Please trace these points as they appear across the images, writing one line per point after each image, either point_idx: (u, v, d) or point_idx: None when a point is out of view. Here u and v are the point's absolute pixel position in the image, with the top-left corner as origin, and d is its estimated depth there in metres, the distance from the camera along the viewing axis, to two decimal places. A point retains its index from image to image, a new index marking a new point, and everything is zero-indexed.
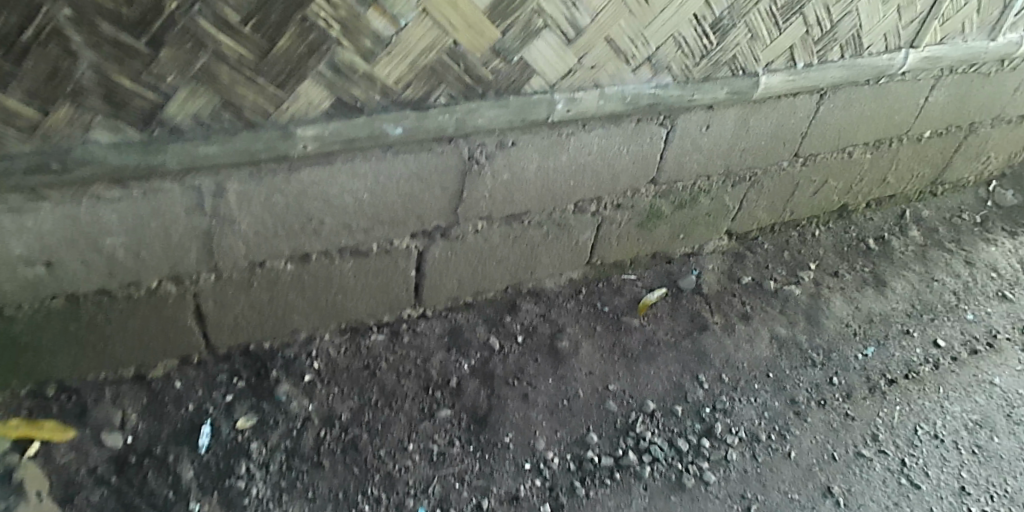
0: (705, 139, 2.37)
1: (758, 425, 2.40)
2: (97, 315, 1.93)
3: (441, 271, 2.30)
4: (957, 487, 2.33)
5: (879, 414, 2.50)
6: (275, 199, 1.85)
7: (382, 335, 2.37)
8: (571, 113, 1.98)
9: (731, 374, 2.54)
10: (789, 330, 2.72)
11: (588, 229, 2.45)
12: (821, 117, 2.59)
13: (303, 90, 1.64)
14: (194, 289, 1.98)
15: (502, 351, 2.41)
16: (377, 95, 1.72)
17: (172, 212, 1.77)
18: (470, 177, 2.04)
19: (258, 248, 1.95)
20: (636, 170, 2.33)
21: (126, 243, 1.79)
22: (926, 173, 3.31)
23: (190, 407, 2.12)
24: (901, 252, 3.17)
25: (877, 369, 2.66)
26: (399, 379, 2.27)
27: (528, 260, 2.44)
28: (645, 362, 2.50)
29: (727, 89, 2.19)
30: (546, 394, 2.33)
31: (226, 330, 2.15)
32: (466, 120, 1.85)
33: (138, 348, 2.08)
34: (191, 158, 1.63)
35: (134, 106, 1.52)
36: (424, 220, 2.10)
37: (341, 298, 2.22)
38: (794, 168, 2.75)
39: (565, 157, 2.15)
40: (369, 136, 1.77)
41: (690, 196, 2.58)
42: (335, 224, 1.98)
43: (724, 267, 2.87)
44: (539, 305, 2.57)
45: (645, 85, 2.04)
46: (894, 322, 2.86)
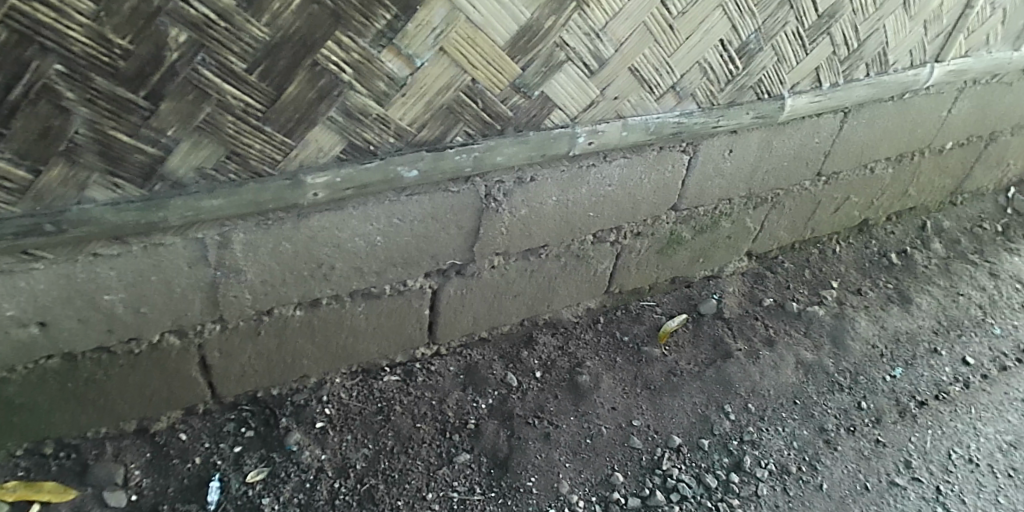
0: (728, 164, 2.29)
1: (787, 456, 2.26)
2: (97, 372, 1.82)
3: (456, 308, 2.21)
4: None
5: (911, 439, 2.36)
6: (283, 247, 1.74)
7: (395, 376, 2.27)
8: (592, 145, 1.89)
9: (757, 402, 2.41)
10: (814, 354, 2.61)
11: (607, 259, 2.36)
12: (845, 135, 2.52)
13: (312, 136, 1.53)
14: (198, 340, 1.88)
15: (520, 389, 2.31)
16: (391, 137, 1.62)
17: (175, 266, 1.66)
18: (487, 215, 1.94)
19: (265, 297, 1.84)
20: (657, 198, 2.24)
21: (126, 299, 1.68)
22: (946, 183, 3.24)
23: (197, 460, 2.02)
24: (923, 266, 3.08)
25: (906, 391, 2.53)
26: (414, 422, 2.17)
27: (545, 293, 2.36)
28: (669, 394, 2.39)
29: (753, 113, 2.13)
30: (568, 433, 2.21)
31: (233, 379, 2.05)
32: (484, 158, 1.75)
33: (141, 401, 1.97)
34: (195, 212, 1.51)
35: (132, 162, 1.41)
36: (439, 260, 2.00)
37: (353, 340, 2.12)
38: (815, 187, 2.68)
39: (585, 189, 2.05)
40: (382, 181, 1.66)
41: (711, 220, 2.49)
42: (346, 268, 1.87)
43: (743, 289, 2.80)
44: (556, 338, 2.48)
45: (669, 113, 1.96)
46: (921, 341, 2.74)
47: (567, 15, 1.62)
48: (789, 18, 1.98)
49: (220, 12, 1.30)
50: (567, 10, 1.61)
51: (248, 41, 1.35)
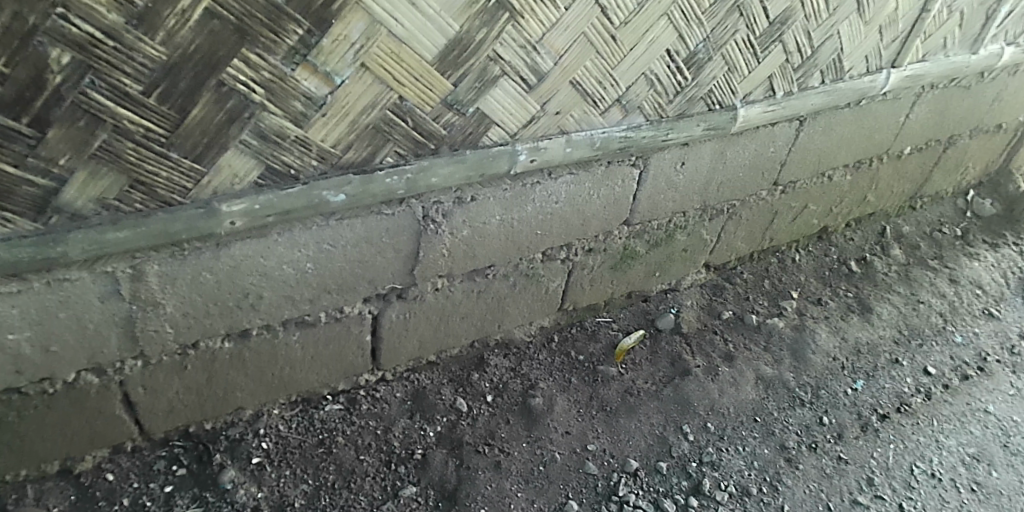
0: (680, 177, 2.22)
1: (748, 477, 2.19)
2: (8, 414, 1.66)
3: (399, 333, 2.10)
4: None
5: (873, 455, 2.31)
6: (202, 277, 1.62)
7: (337, 404, 2.16)
8: (535, 163, 1.80)
9: (716, 421, 2.34)
10: (774, 369, 2.55)
11: (559, 276, 2.28)
12: (800, 144, 2.47)
13: (224, 161, 1.42)
14: (119, 377, 1.74)
15: (470, 414, 2.21)
16: (314, 160, 1.52)
17: (83, 301, 1.53)
18: (426, 237, 1.84)
19: (188, 330, 1.72)
20: (608, 214, 2.16)
21: (33, 338, 1.53)
22: (904, 189, 3.22)
23: (125, 502, 1.86)
24: (884, 274, 3.05)
25: (868, 404, 2.48)
26: (358, 455, 2.05)
27: (495, 313, 2.26)
28: (625, 415, 2.31)
29: (704, 124, 2.06)
30: (521, 461, 2.12)
31: (160, 416, 1.91)
32: (417, 180, 1.65)
33: (61, 442, 1.81)
34: (98, 245, 1.39)
35: (21, 194, 1.29)
36: (376, 284, 1.89)
37: (289, 370, 2.00)
38: (772, 197, 2.63)
39: (530, 207, 1.96)
40: (306, 206, 1.55)
41: (666, 234, 2.43)
42: (275, 297, 1.76)
43: (702, 302, 2.75)
44: (508, 359, 2.39)
45: (616, 127, 1.89)
46: (882, 351, 2.70)
47: (499, 27, 1.52)
48: (739, 26, 1.91)
49: (107, 31, 1.18)
50: (499, 22, 1.51)
51: (143, 61, 1.24)
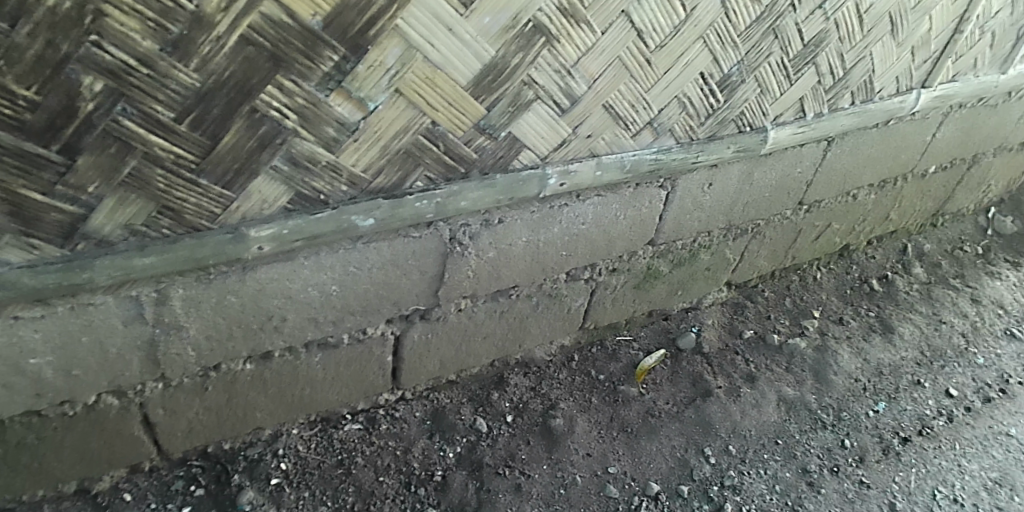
0: (707, 198, 2.19)
1: (769, 501, 2.15)
2: (27, 435, 1.63)
3: (421, 353, 2.07)
4: None
5: (896, 479, 2.27)
6: (228, 301, 1.59)
7: (357, 424, 2.13)
8: (564, 186, 1.77)
9: (738, 443, 2.30)
10: (796, 390, 2.51)
11: (582, 296, 2.25)
12: (827, 164, 2.44)
13: (254, 187, 1.39)
14: (140, 399, 1.71)
15: (491, 435, 2.18)
16: (343, 185, 1.49)
17: (107, 325, 1.50)
18: (452, 259, 1.81)
19: (210, 353, 1.68)
20: (634, 235, 2.13)
21: (54, 362, 1.50)
22: (926, 207, 3.19)
23: None
24: (905, 292, 3.02)
25: (890, 427, 2.45)
26: (377, 476, 2.02)
27: (517, 333, 2.24)
28: (647, 437, 2.28)
29: (734, 147, 2.03)
30: (542, 483, 2.08)
31: (179, 437, 1.88)
32: (447, 204, 1.62)
33: (79, 462, 1.78)
34: (125, 271, 1.36)
35: (48, 221, 1.26)
36: (401, 306, 1.87)
37: (310, 391, 1.98)
38: (796, 216, 2.61)
39: (557, 229, 1.93)
40: (335, 231, 1.52)
41: (690, 253, 2.41)
42: (300, 319, 1.73)
43: (723, 320, 2.72)
44: (528, 378, 2.36)
45: (646, 150, 1.86)
46: (904, 372, 2.66)
47: (535, 51, 1.49)
48: (773, 49, 1.88)
49: (141, 58, 1.15)
50: (535, 46, 1.48)
51: (175, 88, 1.21)
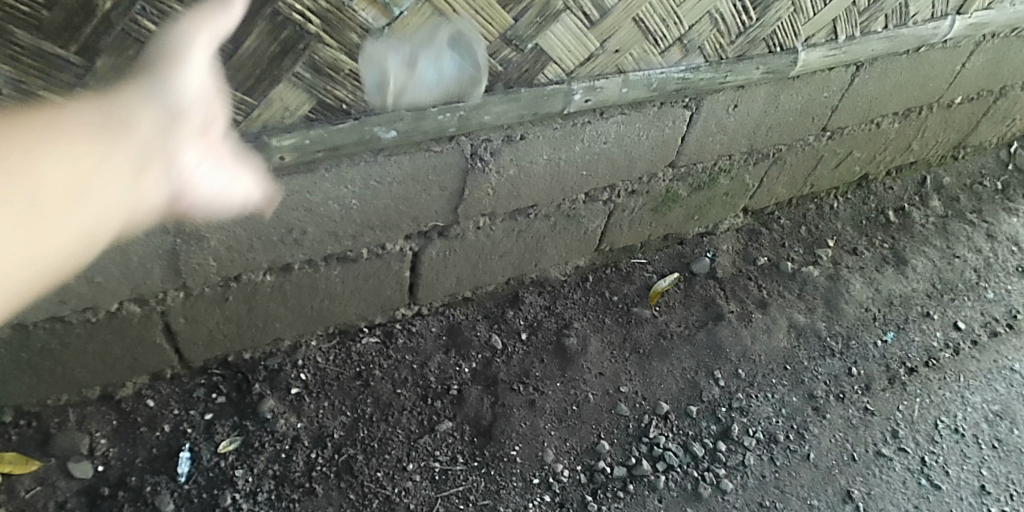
0: (731, 120, 2.14)
1: (775, 424, 2.20)
2: (52, 341, 1.67)
3: (438, 270, 2.08)
4: (977, 485, 2.17)
5: (899, 408, 2.31)
6: (248, 212, 1.57)
7: (374, 337, 2.17)
8: (589, 103, 1.73)
9: (748, 368, 2.34)
10: (807, 317, 2.53)
11: (599, 217, 2.24)
12: (854, 90, 2.37)
13: (275, 94, 1.36)
14: (161, 307, 1.73)
15: (505, 352, 2.22)
16: (366, 95, 1.46)
17: (128, 234, 1.49)
18: (473, 175, 1.79)
19: (231, 264, 1.69)
20: (655, 156, 2.09)
21: (77, 270, 1.51)
22: (949, 138, 3.12)
23: (167, 428, 1.90)
24: (921, 225, 2.99)
25: (897, 357, 2.47)
26: (394, 388, 2.07)
27: (533, 253, 2.24)
28: (658, 358, 2.31)
29: (763, 68, 1.97)
30: (555, 400, 2.13)
31: (200, 346, 1.91)
32: (470, 117, 1.60)
33: (103, 369, 1.82)
34: None
35: None
36: (420, 222, 1.86)
37: (329, 303, 1.99)
38: (818, 142, 2.56)
39: (579, 147, 1.89)
40: (357, 142, 1.51)
41: (710, 177, 2.37)
42: (319, 233, 1.72)
43: (737, 247, 2.72)
44: (543, 297, 2.38)
45: (674, 68, 1.80)
46: (915, 304, 2.67)
47: None
48: None
49: None
50: None
51: None
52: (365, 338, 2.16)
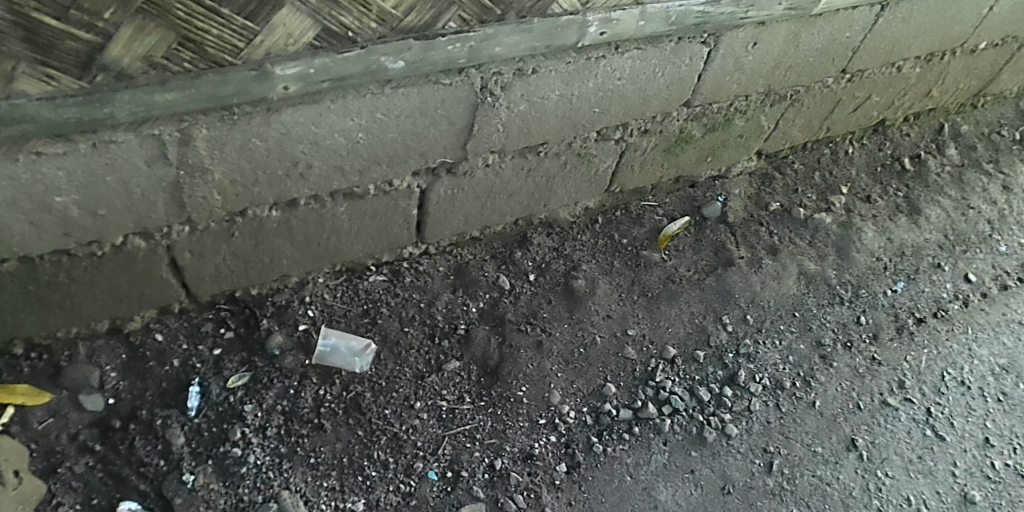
0: (749, 58, 2.06)
1: (782, 371, 2.18)
2: (58, 275, 1.66)
3: (446, 209, 2.05)
4: (980, 438, 2.12)
5: (906, 359, 2.25)
6: (252, 144, 1.54)
7: (381, 276, 2.16)
8: (604, 36, 1.68)
9: (756, 313, 2.31)
10: (818, 265, 2.47)
11: (610, 158, 2.19)
12: (878, 31, 2.28)
13: (279, 20, 1.32)
14: (166, 242, 1.71)
15: (513, 293, 2.21)
16: (373, 22, 1.41)
17: (131, 165, 1.46)
18: (482, 110, 1.74)
19: (237, 198, 1.66)
20: (670, 95, 2.03)
21: (81, 202, 1.49)
22: (972, 84, 3.01)
23: (175, 363, 1.91)
24: (936, 175, 2.87)
25: (905, 307, 2.40)
26: (402, 326, 2.07)
27: (542, 193, 2.21)
28: (666, 302, 2.29)
29: (785, 4, 1.90)
30: (562, 342, 2.13)
31: (207, 281, 1.91)
32: (482, 48, 1.55)
33: (110, 303, 1.82)
34: (145, 108, 1.33)
35: (65, 50, 1.21)
36: (428, 158, 1.82)
37: (336, 241, 1.97)
38: (837, 85, 2.48)
39: (592, 83, 1.83)
40: (364, 72, 1.47)
41: (725, 118, 2.31)
42: (325, 167, 1.68)
43: (750, 192, 2.67)
44: (552, 238, 2.36)
45: (694, 1, 1.73)
46: (925, 255, 2.57)
47: None
48: None
49: None
50: None
51: None
52: (314, 362, 1.95)
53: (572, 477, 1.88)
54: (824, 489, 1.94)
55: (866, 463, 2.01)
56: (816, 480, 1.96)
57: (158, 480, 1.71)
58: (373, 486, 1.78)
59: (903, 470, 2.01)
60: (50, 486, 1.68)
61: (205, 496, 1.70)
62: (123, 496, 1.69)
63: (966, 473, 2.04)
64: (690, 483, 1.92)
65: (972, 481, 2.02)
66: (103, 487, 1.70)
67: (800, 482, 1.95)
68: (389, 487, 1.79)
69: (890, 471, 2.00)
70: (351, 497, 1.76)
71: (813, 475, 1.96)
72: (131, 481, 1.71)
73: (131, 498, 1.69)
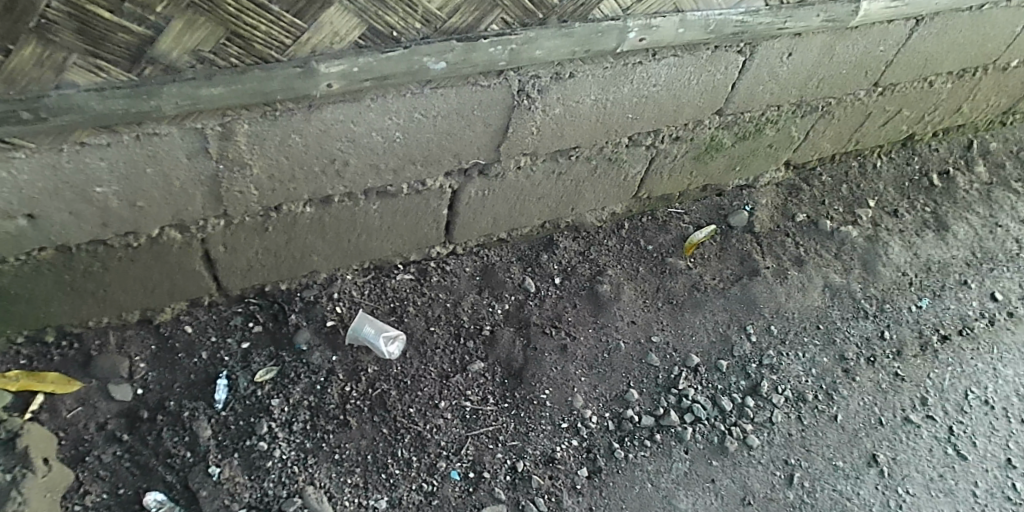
0: (784, 69, 2.06)
1: (804, 383, 2.16)
2: (94, 264, 1.67)
3: (476, 209, 2.06)
4: (1004, 459, 2.08)
5: (930, 375, 2.23)
6: (292, 140, 1.55)
7: (409, 274, 2.17)
8: (643, 42, 1.68)
9: (781, 324, 2.30)
10: (843, 278, 2.46)
11: (640, 163, 2.20)
12: (911, 45, 2.27)
13: (326, 18, 1.34)
14: (201, 235, 1.72)
15: (538, 296, 2.22)
16: (417, 23, 1.43)
17: (172, 157, 1.47)
18: (518, 112, 1.74)
19: (273, 194, 1.67)
20: (703, 103, 2.03)
21: (121, 193, 1.51)
22: (1003, 101, 2.99)
23: (204, 355, 1.92)
24: (964, 191, 2.85)
25: (930, 323, 2.37)
26: (428, 326, 2.08)
27: (571, 197, 2.21)
28: (691, 310, 2.29)
29: (824, 15, 1.90)
30: (586, 346, 2.13)
31: (239, 275, 1.92)
32: (522, 51, 1.56)
33: (142, 294, 1.84)
34: (191, 101, 1.34)
35: (115, 42, 1.23)
36: (462, 159, 1.83)
37: (366, 238, 1.99)
38: (868, 98, 2.47)
39: (627, 89, 1.84)
40: (406, 72, 1.48)
41: (755, 127, 2.31)
42: (361, 165, 1.69)
43: (776, 202, 2.66)
44: (577, 242, 2.37)
45: (734, 10, 1.74)
46: (952, 271, 2.55)
47: None
48: None
49: None
50: None
51: None
52: (347, 341, 1.99)
53: (593, 482, 1.87)
54: (845, 504, 1.92)
55: (887, 480, 1.98)
56: (836, 494, 1.94)
57: (184, 471, 1.72)
58: (396, 484, 1.79)
59: (924, 488, 1.99)
60: (77, 474, 1.69)
61: (230, 488, 1.71)
62: (149, 486, 1.70)
63: (988, 494, 2.00)
64: (710, 493, 1.90)
65: (994, 503, 1.99)
66: (130, 476, 1.71)
67: (820, 496, 1.93)
68: (412, 485, 1.79)
69: (911, 488, 1.98)
70: (374, 494, 1.76)
71: (833, 489, 1.95)
72: (157, 471, 1.72)
73: (157, 488, 1.70)
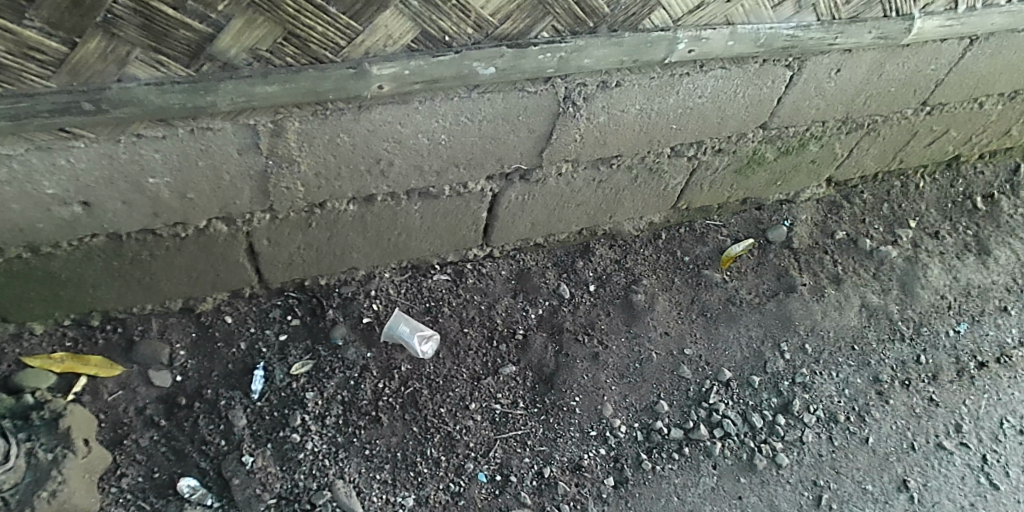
0: (831, 85, 2.04)
1: (837, 404, 2.13)
2: (141, 252, 1.72)
3: (515, 213, 2.07)
4: None
5: (965, 402, 2.18)
6: (340, 139, 1.58)
7: (445, 275, 2.19)
8: (692, 54, 1.68)
9: (816, 342, 2.26)
10: (881, 298, 2.41)
11: (681, 174, 2.19)
12: (964, 65, 2.22)
13: (382, 21, 1.36)
14: (246, 228, 1.76)
15: (572, 302, 2.22)
16: (469, 28, 1.44)
17: (223, 152, 1.51)
18: (563, 120, 1.75)
19: (318, 191, 1.70)
20: (748, 116, 2.02)
21: (172, 185, 1.54)
22: None
23: (242, 346, 1.96)
24: (1009, 215, 2.78)
25: (967, 349, 2.32)
26: (462, 327, 2.09)
27: (609, 205, 2.21)
28: (724, 323, 2.27)
29: (876, 33, 1.87)
30: (618, 355, 2.13)
31: (280, 268, 1.95)
32: (571, 59, 1.57)
33: (186, 283, 1.88)
34: (246, 98, 1.37)
35: (177, 38, 1.26)
36: (504, 163, 1.84)
37: (406, 238, 2.01)
38: (916, 117, 2.43)
39: (673, 99, 1.83)
40: (455, 76, 1.49)
41: (800, 142, 2.29)
42: (405, 166, 1.71)
43: (816, 218, 2.63)
44: (613, 251, 2.36)
45: (784, 24, 1.72)
46: (993, 297, 2.49)
47: None
48: None
49: None
50: None
51: None
52: (382, 338, 2.01)
53: (619, 492, 1.87)
54: None
55: (917, 507, 1.94)
56: None
57: (218, 458, 1.76)
58: (424, 482, 1.80)
59: None
60: (115, 456, 1.73)
61: (262, 478, 1.74)
62: (184, 472, 1.73)
63: None
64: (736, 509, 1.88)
65: None
66: (166, 461, 1.75)
67: None
68: (439, 484, 1.80)
69: None
70: (402, 492, 1.78)
71: None
72: (193, 458, 1.75)
73: (191, 474, 1.73)
